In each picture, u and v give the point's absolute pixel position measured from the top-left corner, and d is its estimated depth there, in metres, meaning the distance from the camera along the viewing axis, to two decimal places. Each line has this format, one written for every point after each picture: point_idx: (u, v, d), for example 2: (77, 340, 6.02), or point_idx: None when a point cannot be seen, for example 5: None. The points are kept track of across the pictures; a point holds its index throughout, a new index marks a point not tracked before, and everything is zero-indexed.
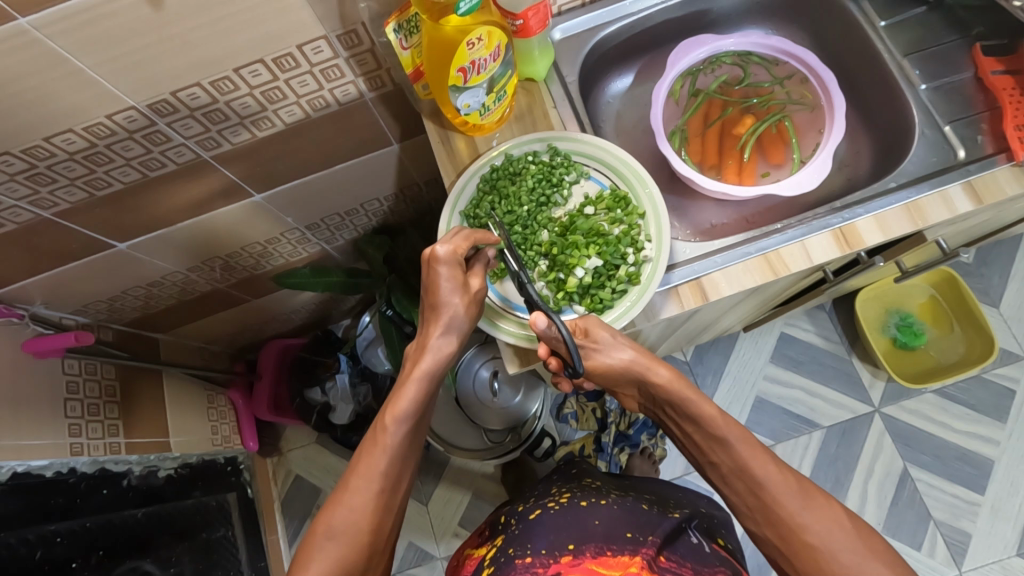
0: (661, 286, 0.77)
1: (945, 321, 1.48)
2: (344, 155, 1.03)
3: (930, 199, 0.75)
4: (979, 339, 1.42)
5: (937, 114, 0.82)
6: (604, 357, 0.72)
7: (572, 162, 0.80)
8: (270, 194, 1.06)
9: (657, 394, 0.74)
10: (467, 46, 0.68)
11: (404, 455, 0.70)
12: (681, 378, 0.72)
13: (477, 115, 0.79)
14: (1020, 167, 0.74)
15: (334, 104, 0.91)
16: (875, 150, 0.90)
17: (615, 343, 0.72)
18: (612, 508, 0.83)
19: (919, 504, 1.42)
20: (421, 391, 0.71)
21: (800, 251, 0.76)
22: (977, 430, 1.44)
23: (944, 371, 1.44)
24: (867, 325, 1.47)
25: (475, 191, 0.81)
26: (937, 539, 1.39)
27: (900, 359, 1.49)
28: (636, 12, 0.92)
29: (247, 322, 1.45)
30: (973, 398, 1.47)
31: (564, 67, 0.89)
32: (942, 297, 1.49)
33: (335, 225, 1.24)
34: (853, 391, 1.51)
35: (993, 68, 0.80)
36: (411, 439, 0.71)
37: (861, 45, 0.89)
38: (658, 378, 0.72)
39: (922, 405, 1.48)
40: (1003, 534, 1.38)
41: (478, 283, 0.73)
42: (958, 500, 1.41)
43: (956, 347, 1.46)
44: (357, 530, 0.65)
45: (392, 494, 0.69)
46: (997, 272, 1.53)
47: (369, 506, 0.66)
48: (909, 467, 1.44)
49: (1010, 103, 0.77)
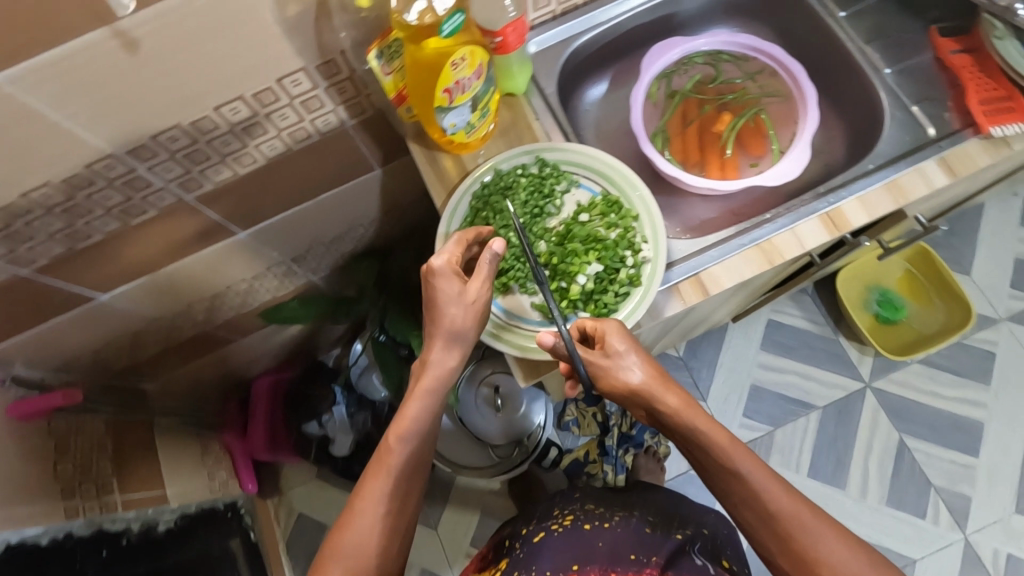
0: (663, 284, 0.78)
1: (923, 293, 1.56)
2: (327, 184, 1.03)
3: (907, 177, 0.78)
4: (956, 307, 1.51)
5: (904, 95, 0.84)
6: (616, 373, 0.69)
7: (562, 172, 0.81)
8: (254, 230, 1.05)
9: (661, 417, 0.70)
10: (452, 66, 0.69)
11: (410, 474, 0.68)
12: (691, 403, 0.68)
13: (463, 133, 0.80)
14: (988, 140, 0.78)
15: (315, 134, 0.91)
16: (849, 135, 0.92)
17: (629, 359, 0.69)
18: (616, 531, 0.85)
19: (919, 474, 1.50)
20: (429, 405, 0.69)
21: (792, 238, 0.78)
22: (966, 396, 1.55)
23: (928, 341, 1.52)
24: (851, 304, 1.55)
25: (469, 209, 0.81)
26: (940, 506, 1.48)
27: (884, 333, 1.57)
28: (607, 21, 0.93)
29: (241, 361, 1.43)
30: (956, 363, 1.57)
31: (542, 78, 0.90)
32: (917, 270, 1.57)
33: (321, 254, 1.23)
34: (843, 369, 1.58)
35: (951, 48, 0.83)
36: (416, 459, 0.69)
37: (825, 37, 0.90)
38: (666, 406, 0.67)
39: (908, 376, 1.57)
40: (1001, 494, 1.47)
41: (478, 287, 0.70)
42: (955, 465, 1.50)
43: (936, 317, 1.54)
44: (363, 553, 0.64)
45: (400, 513, 0.67)
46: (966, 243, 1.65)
47: (376, 527, 0.65)
48: (906, 439, 1.53)
49: (971, 79, 0.80)
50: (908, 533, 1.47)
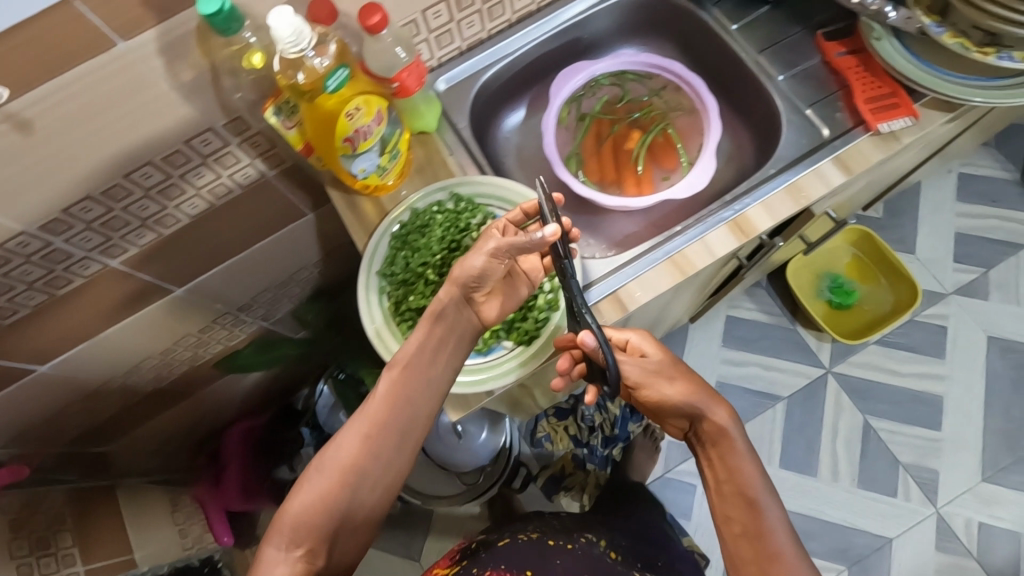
0: (583, 305, 0.79)
1: (872, 275, 1.62)
2: (260, 233, 1.04)
3: (806, 177, 0.81)
4: (903, 285, 1.57)
5: (798, 99, 0.87)
6: (660, 382, 0.76)
7: (477, 205, 0.83)
8: (192, 285, 1.05)
9: (701, 430, 0.75)
10: (347, 117, 0.70)
11: (402, 419, 0.67)
12: (734, 424, 0.74)
13: (375, 176, 0.82)
14: (878, 135, 0.81)
15: (236, 188, 0.92)
16: (754, 140, 0.95)
17: (669, 375, 0.76)
18: (575, 554, 0.91)
19: (886, 452, 1.54)
20: (437, 351, 0.70)
21: (703, 248, 0.80)
22: (924, 370, 1.60)
23: (883, 321, 1.57)
24: (803, 293, 1.60)
25: (389, 249, 0.82)
26: (909, 482, 1.51)
27: (840, 319, 1.61)
28: (513, 52, 0.96)
29: (214, 404, 1.41)
30: (912, 339, 1.62)
31: (454, 114, 0.92)
32: (863, 254, 1.63)
33: (268, 300, 1.23)
34: (803, 358, 1.62)
35: (838, 50, 0.86)
36: (395, 433, 0.67)
37: (721, 50, 0.94)
38: (714, 414, 0.74)
39: (869, 357, 1.61)
40: (967, 464, 1.51)
41: (490, 245, 0.68)
42: (920, 440, 1.54)
43: (887, 296, 1.60)
44: (316, 517, 0.61)
45: (382, 455, 0.66)
46: (908, 220, 1.74)
47: (356, 455, 0.65)
48: (870, 419, 1.57)
49: (857, 79, 0.84)
50: (886, 512, 1.49)
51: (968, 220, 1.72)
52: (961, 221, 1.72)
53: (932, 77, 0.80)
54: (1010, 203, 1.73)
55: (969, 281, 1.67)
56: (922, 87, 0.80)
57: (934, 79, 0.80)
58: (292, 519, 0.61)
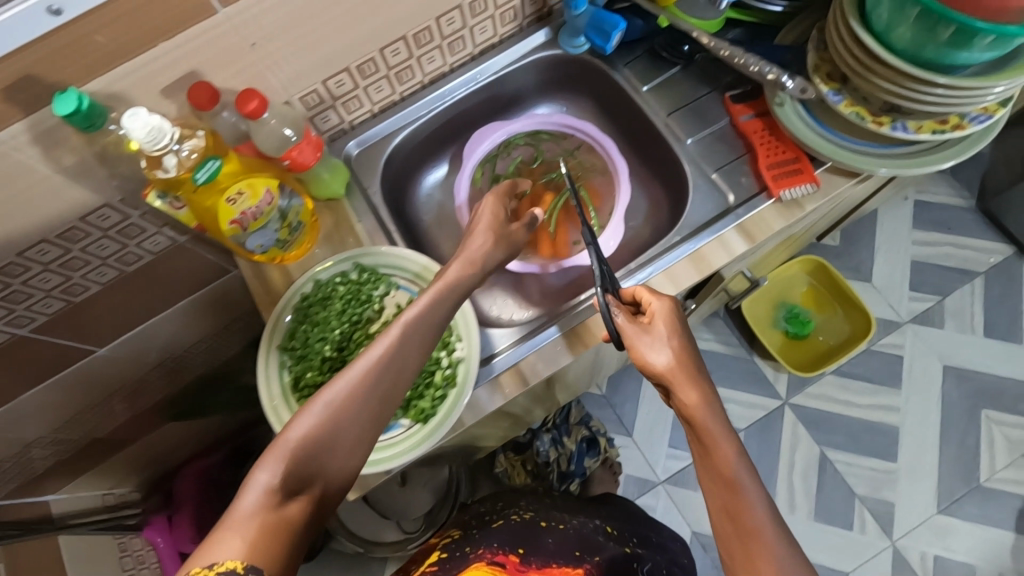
0: (485, 378, 0.79)
1: (828, 305, 1.61)
2: (183, 290, 1.03)
3: (709, 246, 0.81)
4: (858, 315, 1.56)
5: (705, 163, 0.87)
6: (648, 349, 0.67)
7: (380, 276, 0.82)
8: (117, 342, 1.04)
9: (677, 406, 0.65)
10: (229, 202, 0.70)
11: (409, 362, 0.59)
12: (713, 397, 0.64)
13: (275, 249, 0.81)
14: (781, 202, 0.81)
15: (147, 254, 0.91)
16: (670, 199, 0.95)
17: (658, 343, 0.67)
18: (566, 531, 0.93)
19: (842, 483, 1.53)
20: (446, 302, 0.65)
21: (605, 319, 0.80)
22: (880, 401, 1.58)
23: (837, 351, 1.57)
24: (757, 324, 1.60)
25: (290, 324, 0.81)
26: (865, 515, 1.50)
27: (795, 349, 1.61)
28: (427, 112, 0.95)
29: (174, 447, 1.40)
30: (866, 370, 1.61)
31: (366, 177, 0.92)
32: (820, 284, 1.62)
33: (204, 349, 1.23)
34: (759, 389, 1.61)
35: (744, 114, 0.86)
36: (412, 363, 0.59)
37: (634, 110, 0.94)
38: (688, 391, 0.64)
39: (826, 388, 1.60)
40: (923, 494, 1.50)
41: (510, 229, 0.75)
42: (876, 471, 1.53)
43: (843, 326, 1.59)
44: (314, 442, 0.52)
45: (386, 399, 0.56)
46: (864, 248, 1.71)
47: (367, 377, 0.56)
48: (826, 451, 1.56)
49: (761, 145, 0.84)
50: (842, 544, 1.48)
51: (924, 249, 1.69)
52: (917, 249, 1.70)
53: (838, 147, 0.79)
54: (966, 230, 1.71)
55: (924, 310, 1.65)
56: (828, 158, 0.79)
57: (841, 149, 0.79)
58: (276, 461, 0.50)
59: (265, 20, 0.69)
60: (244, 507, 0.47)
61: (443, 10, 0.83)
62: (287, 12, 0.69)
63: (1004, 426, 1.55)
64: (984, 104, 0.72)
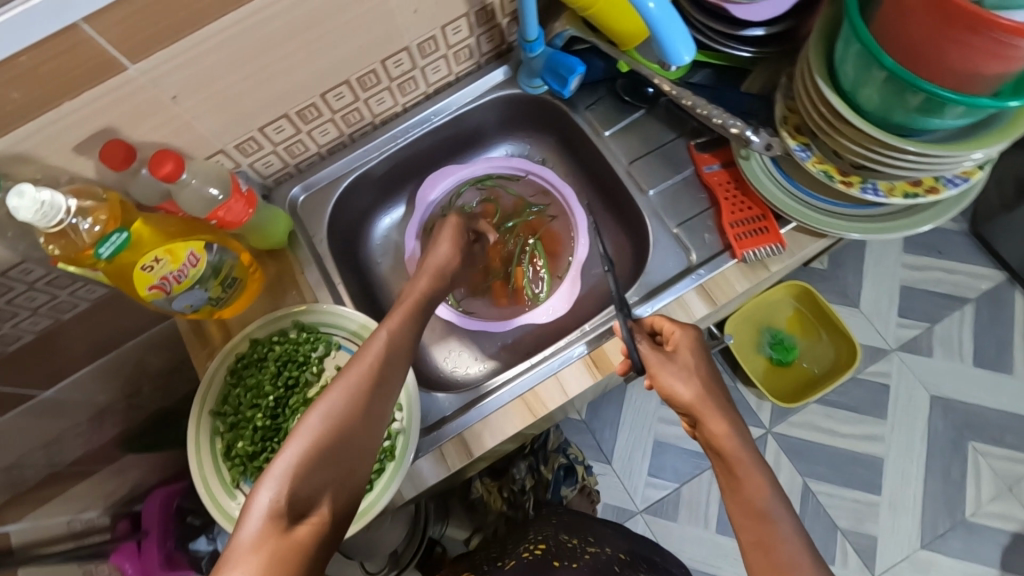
0: (427, 449, 0.74)
1: (813, 330, 1.42)
2: (129, 334, 0.97)
3: (667, 308, 0.77)
4: (844, 343, 1.38)
5: (667, 216, 0.82)
6: (669, 378, 0.67)
7: (319, 336, 0.78)
8: (64, 383, 0.95)
9: (704, 434, 0.65)
10: (145, 270, 0.66)
11: (355, 427, 0.59)
12: (739, 428, 0.64)
13: (209, 307, 0.77)
14: (745, 262, 0.76)
15: (83, 302, 0.85)
16: (633, 248, 0.90)
17: (681, 373, 0.67)
18: (581, 566, 0.83)
19: (824, 516, 1.36)
20: (392, 359, 0.65)
21: (555, 385, 0.76)
22: (865, 430, 1.40)
23: (820, 383, 1.39)
24: (738, 350, 1.43)
25: (223, 386, 0.77)
26: (847, 549, 1.33)
27: (777, 378, 1.43)
28: (378, 153, 0.90)
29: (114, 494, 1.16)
30: (853, 399, 1.43)
31: (311, 225, 0.88)
32: (805, 307, 1.43)
33: (161, 389, 1.13)
34: (741, 417, 1.44)
35: (708, 164, 0.81)
36: (360, 426, 0.59)
37: (596, 154, 0.89)
38: (712, 421, 0.64)
39: (808, 416, 1.43)
40: (907, 528, 1.33)
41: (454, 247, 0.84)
42: (858, 504, 1.36)
43: (828, 354, 1.41)
44: (275, 523, 0.50)
45: (367, 422, 0.60)
46: (851, 272, 1.51)
47: (317, 449, 0.56)
48: (808, 481, 1.38)
49: (726, 199, 0.79)
50: None
51: (912, 273, 1.49)
52: (904, 273, 1.49)
53: (806, 207, 0.75)
54: (957, 254, 1.51)
55: (911, 338, 1.45)
56: (792, 218, 0.75)
57: (808, 210, 0.74)
58: (273, 488, 0.52)
59: (185, 73, 0.64)
60: (250, 533, 0.49)
61: (388, 53, 0.77)
62: (209, 65, 0.65)
63: (993, 458, 1.36)
64: (960, 168, 0.66)
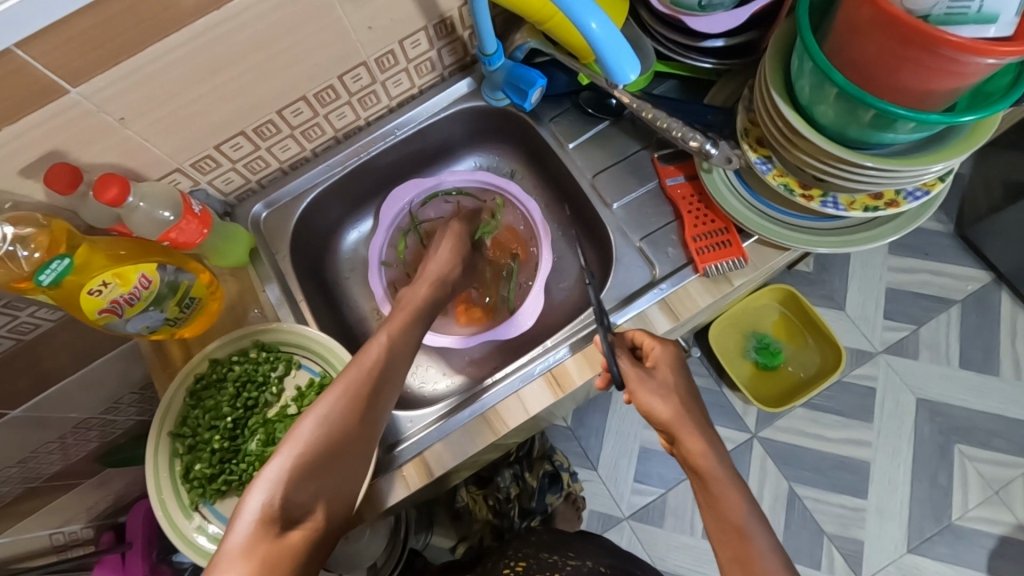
0: (387, 469, 0.74)
1: (798, 335, 1.41)
2: (98, 351, 0.88)
3: (630, 324, 0.76)
4: (830, 347, 1.36)
5: (631, 230, 0.81)
6: (650, 397, 0.66)
7: (279, 355, 0.77)
8: (32, 406, 0.87)
9: (681, 453, 0.65)
10: (93, 294, 0.65)
11: (354, 423, 0.62)
12: (715, 447, 0.64)
13: (167, 328, 0.76)
14: (708, 277, 0.76)
15: (46, 322, 0.79)
16: (600, 261, 0.89)
17: (662, 390, 0.66)
18: None
19: (810, 521, 1.34)
20: (392, 361, 0.68)
21: (517, 404, 0.75)
22: (851, 435, 1.39)
23: (806, 387, 1.37)
24: (724, 356, 1.40)
25: (182, 407, 0.76)
26: (834, 554, 1.32)
27: (765, 383, 1.40)
28: (343, 168, 0.89)
29: (93, 506, 1.14)
30: (838, 403, 1.41)
31: (275, 241, 0.87)
32: (791, 312, 1.42)
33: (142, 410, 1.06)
34: (728, 422, 1.42)
35: (672, 176, 0.80)
36: (354, 425, 0.62)
37: (561, 167, 0.89)
38: (690, 442, 0.64)
39: (794, 421, 1.41)
40: (893, 534, 1.31)
41: (444, 252, 0.85)
42: (845, 509, 1.34)
43: (812, 358, 1.39)
44: (276, 513, 0.54)
45: (359, 428, 0.62)
46: (837, 275, 1.50)
47: (316, 443, 0.59)
48: (795, 486, 1.37)
49: (689, 212, 0.78)
50: None
51: (899, 275, 1.48)
52: (891, 276, 1.48)
53: (771, 222, 0.74)
54: (943, 256, 1.49)
55: (898, 340, 1.44)
56: (755, 233, 0.74)
57: (774, 225, 0.74)
58: (265, 492, 0.55)
59: (133, 95, 0.63)
60: (242, 537, 0.52)
61: (347, 68, 0.77)
62: (158, 86, 0.64)
63: (981, 462, 1.34)
64: (922, 181, 0.65)
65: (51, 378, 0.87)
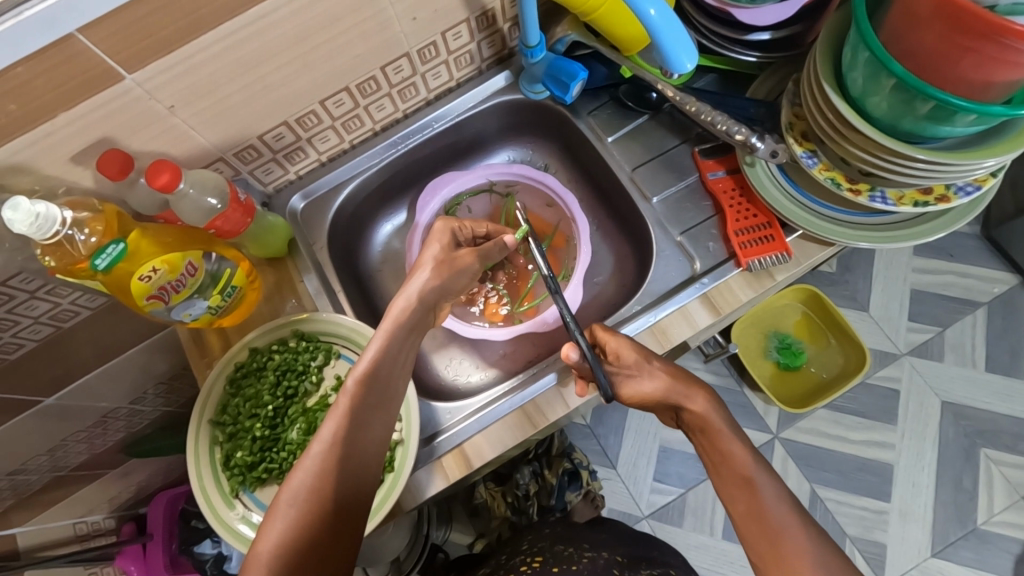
0: (426, 460, 0.74)
1: (822, 336, 1.39)
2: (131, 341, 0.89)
3: (671, 318, 0.75)
4: (853, 349, 1.35)
5: (671, 224, 0.81)
6: (638, 382, 0.66)
7: (318, 345, 0.77)
8: (65, 393, 0.88)
9: (685, 416, 0.66)
10: (142, 281, 0.65)
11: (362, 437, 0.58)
12: (714, 403, 0.65)
13: (208, 316, 0.76)
14: (749, 272, 0.75)
15: (85, 310, 0.79)
16: (636, 256, 0.89)
17: (648, 368, 0.66)
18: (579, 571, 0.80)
19: (832, 523, 1.33)
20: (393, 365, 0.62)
21: (557, 397, 0.75)
22: (873, 437, 1.37)
23: (830, 387, 1.35)
24: (747, 355, 1.39)
25: (222, 394, 0.76)
26: (857, 557, 1.30)
27: (786, 383, 1.39)
28: (376, 162, 0.90)
29: (115, 497, 1.14)
30: (861, 404, 1.40)
31: (311, 232, 0.87)
32: (814, 312, 1.41)
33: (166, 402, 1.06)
34: (750, 422, 1.41)
35: (713, 171, 0.80)
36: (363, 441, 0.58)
37: (599, 160, 0.88)
38: (692, 402, 0.64)
39: (816, 422, 1.40)
40: (916, 536, 1.30)
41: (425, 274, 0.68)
42: (867, 512, 1.33)
43: (835, 359, 1.37)
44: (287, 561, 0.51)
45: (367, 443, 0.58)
46: (860, 276, 1.48)
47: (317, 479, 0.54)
48: (816, 488, 1.35)
49: (731, 206, 0.77)
50: None
51: (922, 276, 1.46)
52: (915, 278, 1.47)
53: (813, 216, 0.73)
54: (968, 258, 1.47)
55: (923, 342, 1.42)
56: (801, 227, 0.73)
57: (818, 220, 0.73)
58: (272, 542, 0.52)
59: (182, 83, 0.63)
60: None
61: (389, 59, 0.77)
62: (206, 74, 0.64)
63: (1006, 466, 1.33)
64: (973, 176, 0.65)
65: (86, 366, 0.87)
